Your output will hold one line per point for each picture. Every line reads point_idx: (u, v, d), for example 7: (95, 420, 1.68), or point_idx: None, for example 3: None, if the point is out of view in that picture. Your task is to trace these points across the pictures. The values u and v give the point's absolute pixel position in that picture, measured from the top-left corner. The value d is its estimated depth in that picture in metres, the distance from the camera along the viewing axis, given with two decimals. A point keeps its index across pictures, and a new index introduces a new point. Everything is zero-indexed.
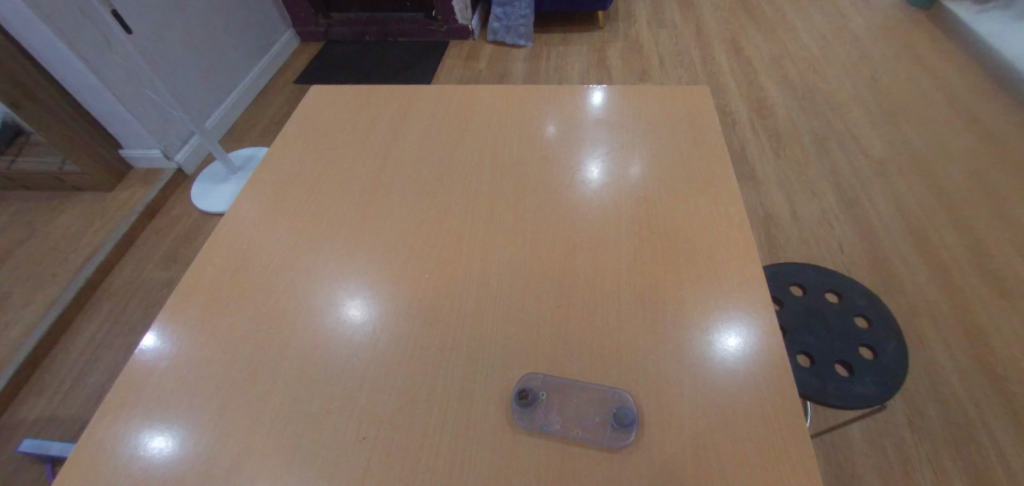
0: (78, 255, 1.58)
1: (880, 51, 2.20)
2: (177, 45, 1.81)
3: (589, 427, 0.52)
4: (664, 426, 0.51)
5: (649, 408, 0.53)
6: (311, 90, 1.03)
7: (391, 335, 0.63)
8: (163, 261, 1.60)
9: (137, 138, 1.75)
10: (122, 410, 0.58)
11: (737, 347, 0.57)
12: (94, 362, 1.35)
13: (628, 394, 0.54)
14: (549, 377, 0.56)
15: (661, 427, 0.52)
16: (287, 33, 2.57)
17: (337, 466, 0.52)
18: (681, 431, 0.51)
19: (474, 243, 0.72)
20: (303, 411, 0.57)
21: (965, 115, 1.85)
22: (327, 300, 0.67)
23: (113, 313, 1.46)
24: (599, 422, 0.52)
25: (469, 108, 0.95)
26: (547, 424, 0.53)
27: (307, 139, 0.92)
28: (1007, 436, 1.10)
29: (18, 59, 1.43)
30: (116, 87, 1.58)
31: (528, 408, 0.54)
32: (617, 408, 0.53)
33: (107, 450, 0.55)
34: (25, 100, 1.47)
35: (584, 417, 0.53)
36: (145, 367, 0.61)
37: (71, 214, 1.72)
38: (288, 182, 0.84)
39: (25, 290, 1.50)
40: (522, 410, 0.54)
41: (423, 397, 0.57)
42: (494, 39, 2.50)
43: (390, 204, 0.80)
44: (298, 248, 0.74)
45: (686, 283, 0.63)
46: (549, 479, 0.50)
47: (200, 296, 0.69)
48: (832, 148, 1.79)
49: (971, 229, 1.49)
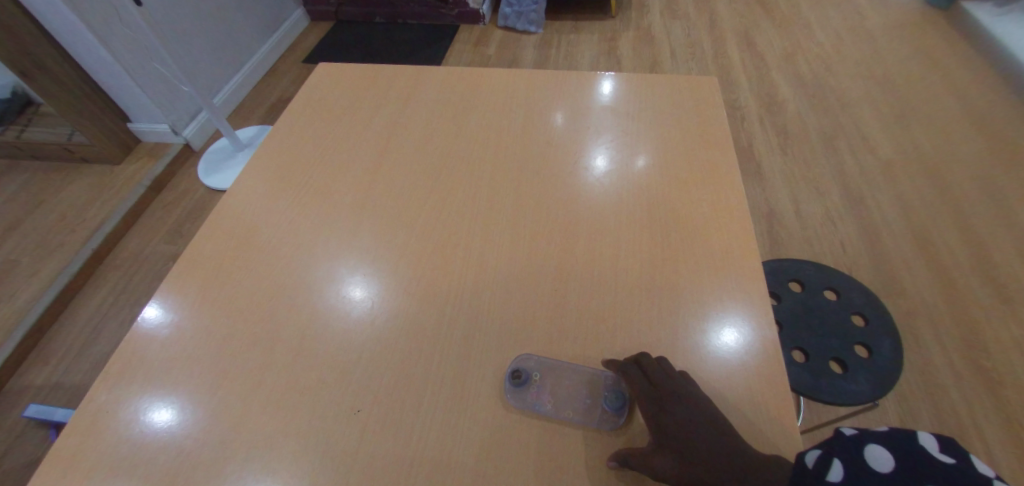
0: (86, 227, 1.60)
1: (895, 50, 2.16)
2: (185, 19, 1.80)
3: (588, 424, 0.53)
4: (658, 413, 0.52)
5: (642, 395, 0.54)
6: (318, 66, 1.02)
7: (389, 313, 0.63)
8: (168, 236, 1.62)
9: (145, 113, 1.75)
10: (122, 377, 0.59)
11: (732, 339, 0.57)
12: (100, 333, 1.37)
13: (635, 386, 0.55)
14: (543, 359, 0.58)
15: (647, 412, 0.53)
16: (297, 12, 2.56)
17: (332, 440, 0.53)
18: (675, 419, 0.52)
19: (475, 225, 0.72)
20: (300, 383, 0.58)
21: (977, 118, 1.83)
22: (328, 277, 0.68)
23: (118, 285, 1.48)
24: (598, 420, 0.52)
25: (475, 91, 0.95)
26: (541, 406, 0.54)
27: (312, 118, 0.92)
28: (999, 439, 1.11)
29: (27, 27, 1.42)
30: (124, 60, 1.58)
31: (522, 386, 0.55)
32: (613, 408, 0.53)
33: (109, 412, 0.56)
34: (34, 69, 1.47)
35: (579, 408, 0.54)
36: (147, 336, 0.63)
37: (79, 185, 1.73)
38: (292, 160, 0.85)
39: (33, 259, 1.52)
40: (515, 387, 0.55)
41: (417, 374, 0.58)
42: (505, 25, 2.48)
43: (391, 186, 0.79)
44: (300, 225, 0.75)
45: (684, 274, 0.64)
46: (539, 459, 0.51)
47: (203, 268, 0.70)
48: (841, 146, 1.77)
49: (976, 234, 1.48)
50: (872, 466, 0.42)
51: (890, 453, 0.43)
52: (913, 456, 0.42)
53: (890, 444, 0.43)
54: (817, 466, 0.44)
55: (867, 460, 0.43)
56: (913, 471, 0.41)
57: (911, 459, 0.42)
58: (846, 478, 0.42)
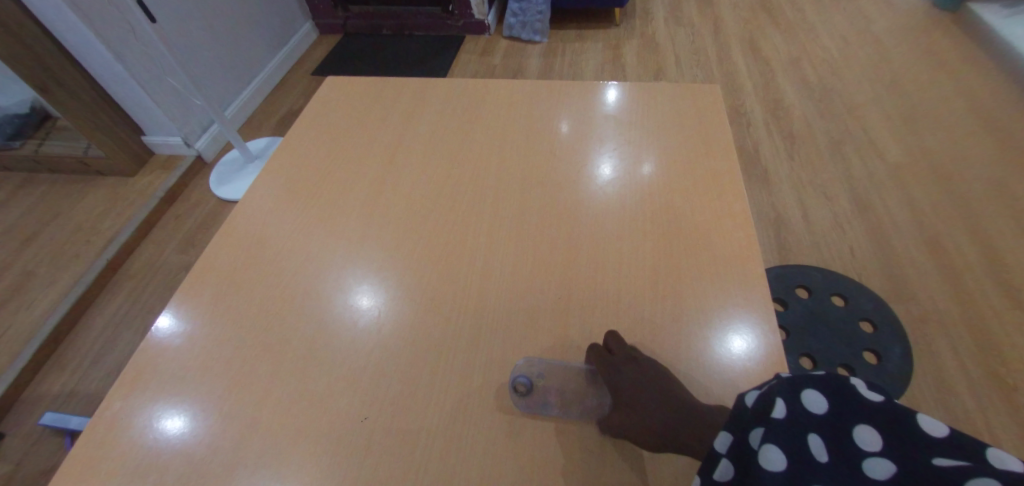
0: (101, 238, 1.63)
1: (902, 53, 2.16)
2: (198, 34, 1.84)
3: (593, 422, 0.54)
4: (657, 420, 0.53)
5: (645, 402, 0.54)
6: (326, 79, 1.04)
7: (396, 321, 0.64)
8: (180, 246, 1.65)
9: (158, 125, 1.79)
10: (137, 384, 0.60)
11: (738, 346, 0.57)
12: (113, 342, 1.39)
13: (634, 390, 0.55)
14: (549, 361, 0.58)
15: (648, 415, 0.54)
16: (306, 25, 2.61)
17: (340, 447, 0.54)
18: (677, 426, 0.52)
19: (480, 233, 0.73)
20: (309, 390, 0.59)
21: (987, 121, 1.81)
22: (336, 285, 0.69)
23: (131, 295, 1.51)
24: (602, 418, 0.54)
25: (481, 101, 0.97)
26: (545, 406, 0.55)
27: (321, 129, 0.94)
28: (1016, 447, 1.08)
29: (46, 44, 1.47)
30: (138, 74, 1.62)
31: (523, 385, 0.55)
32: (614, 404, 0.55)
33: (122, 421, 0.57)
34: (52, 84, 1.52)
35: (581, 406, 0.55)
36: (160, 345, 0.64)
37: (95, 197, 1.78)
38: (302, 171, 0.86)
39: (50, 269, 1.56)
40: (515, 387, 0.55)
41: (423, 382, 0.58)
42: (510, 35, 2.51)
43: (398, 195, 0.81)
44: (310, 235, 0.76)
45: (688, 281, 0.64)
46: (544, 466, 0.51)
47: (215, 277, 0.71)
48: (848, 150, 1.76)
49: (988, 237, 1.46)
50: (806, 411, 0.37)
51: (828, 396, 0.38)
52: (849, 396, 0.37)
53: (830, 387, 0.38)
54: (753, 409, 0.40)
55: (802, 406, 0.38)
56: (849, 415, 0.36)
57: (847, 401, 0.37)
58: (782, 423, 0.37)
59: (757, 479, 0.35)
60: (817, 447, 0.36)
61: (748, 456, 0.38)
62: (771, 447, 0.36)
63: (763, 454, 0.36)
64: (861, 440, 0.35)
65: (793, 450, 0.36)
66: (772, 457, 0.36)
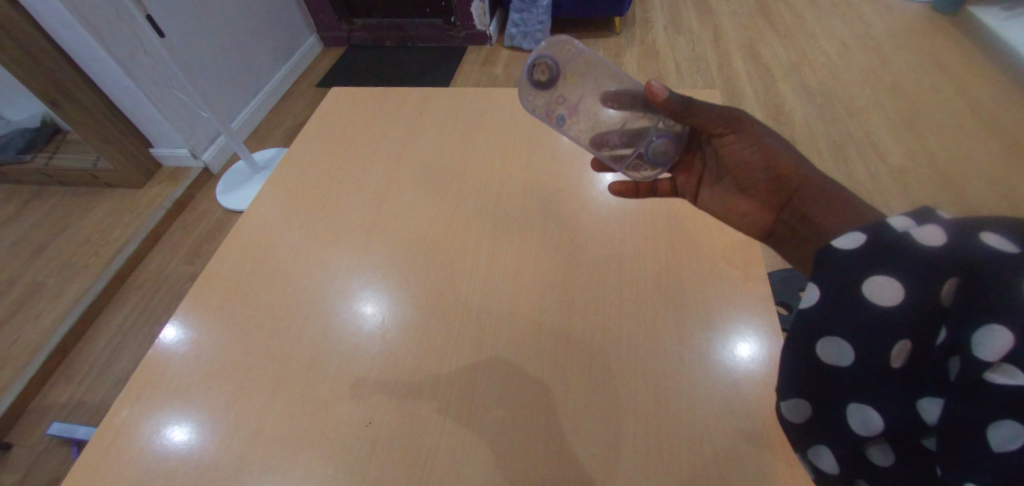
0: (109, 248, 1.66)
1: (902, 57, 2.16)
2: (205, 48, 1.88)
3: (597, 143, 0.65)
4: (698, 179, 0.66)
5: (699, 145, 0.65)
6: (330, 90, 1.05)
7: (399, 328, 0.65)
8: (187, 256, 1.66)
9: (166, 138, 1.82)
10: (143, 394, 0.61)
11: (746, 350, 0.58)
12: (121, 351, 1.40)
13: (688, 131, 0.64)
14: (562, 58, 0.59)
15: (698, 164, 0.66)
16: (310, 38, 2.65)
17: (346, 455, 0.54)
18: (753, 188, 0.59)
19: (482, 239, 0.74)
20: (314, 396, 0.59)
21: (988, 123, 1.82)
22: (341, 293, 0.70)
23: (139, 305, 1.52)
24: (607, 142, 0.65)
25: (482, 109, 0.98)
26: (563, 117, 0.64)
27: (326, 139, 0.95)
28: None
29: (56, 59, 1.50)
30: (147, 87, 1.65)
31: (544, 82, 0.60)
32: (659, 132, 0.64)
33: (129, 429, 0.58)
34: (63, 99, 1.55)
35: (603, 116, 0.64)
36: (167, 355, 0.64)
37: (103, 208, 1.80)
38: (306, 180, 0.87)
39: (58, 280, 1.57)
40: (534, 84, 0.60)
41: (427, 388, 0.58)
42: (511, 45, 2.54)
43: (401, 204, 0.82)
44: (316, 244, 0.77)
45: (691, 285, 0.64)
46: (549, 472, 0.51)
47: (220, 287, 0.72)
48: (851, 154, 1.76)
49: None
50: (1000, 283, 0.31)
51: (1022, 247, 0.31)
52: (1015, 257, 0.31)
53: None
54: (963, 223, 0.35)
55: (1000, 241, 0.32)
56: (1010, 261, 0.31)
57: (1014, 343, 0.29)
58: (970, 241, 0.34)
59: (910, 251, 0.36)
60: (952, 287, 0.34)
61: (903, 237, 0.37)
62: (924, 235, 0.36)
63: (918, 233, 0.37)
64: (1010, 373, 0.29)
65: (937, 265, 0.35)
66: (915, 237, 0.37)
